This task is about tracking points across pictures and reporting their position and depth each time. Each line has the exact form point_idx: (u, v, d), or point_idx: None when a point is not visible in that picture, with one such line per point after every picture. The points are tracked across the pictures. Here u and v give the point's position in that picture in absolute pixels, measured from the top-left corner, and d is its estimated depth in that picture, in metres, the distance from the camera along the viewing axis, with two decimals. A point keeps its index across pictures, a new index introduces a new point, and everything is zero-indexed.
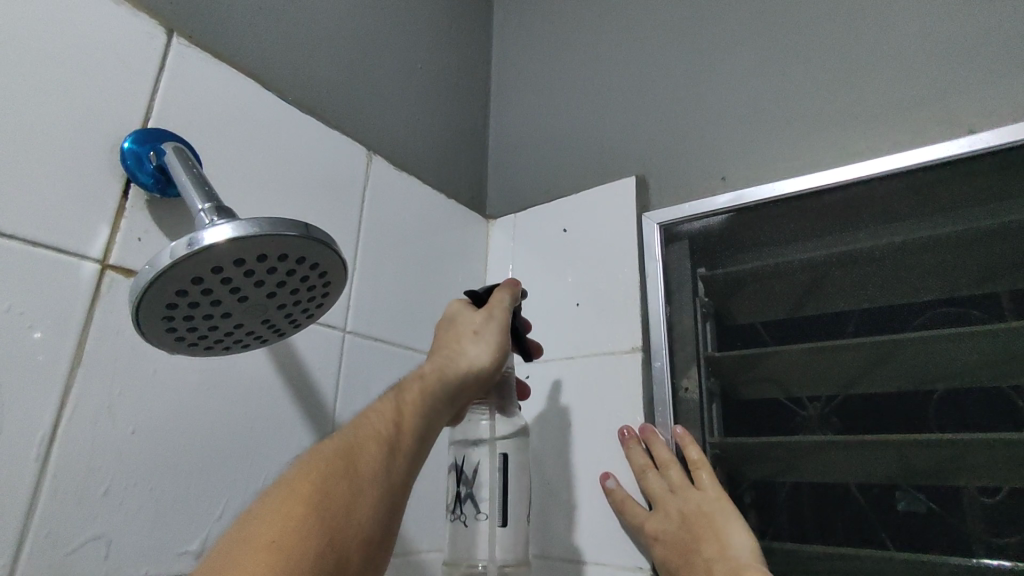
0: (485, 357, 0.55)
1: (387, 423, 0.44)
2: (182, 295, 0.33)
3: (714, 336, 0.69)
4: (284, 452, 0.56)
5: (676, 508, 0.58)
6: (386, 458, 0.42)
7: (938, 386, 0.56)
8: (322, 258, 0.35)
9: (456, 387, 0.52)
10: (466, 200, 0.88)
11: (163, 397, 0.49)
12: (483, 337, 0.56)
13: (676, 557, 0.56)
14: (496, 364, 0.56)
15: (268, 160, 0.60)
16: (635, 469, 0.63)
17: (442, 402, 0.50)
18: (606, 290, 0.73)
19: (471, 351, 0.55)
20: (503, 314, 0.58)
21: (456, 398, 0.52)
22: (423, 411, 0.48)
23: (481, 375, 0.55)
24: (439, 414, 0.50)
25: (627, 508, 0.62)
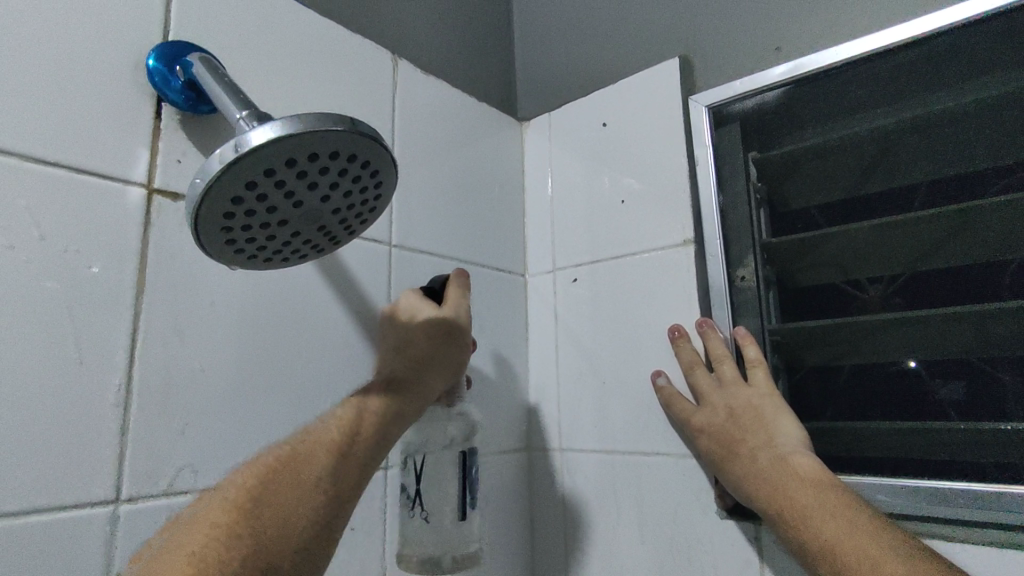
0: (458, 361, 0.51)
1: (341, 436, 0.43)
2: (238, 202, 0.32)
3: (768, 223, 0.66)
4: (346, 365, 0.57)
5: (724, 403, 0.58)
6: (332, 470, 0.41)
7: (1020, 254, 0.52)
8: (372, 154, 0.34)
9: (424, 392, 0.49)
10: (498, 104, 0.84)
11: (227, 318, 0.50)
12: (455, 338, 0.51)
13: (721, 449, 0.57)
14: (463, 369, 0.53)
15: (292, 73, 0.57)
16: (684, 365, 0.63)
17: (408, 408, 0.47)
18: (652, 183, 0.70)
19: (444, 353, 0.50)
20: (469, 323, 0.52)
21: (422, 404, 0.49)
22: (385, 424, 0.45)
23: (451, 376, 0.51)
24: (402, 424, 0.47)
25: (675, 402, 0.62)
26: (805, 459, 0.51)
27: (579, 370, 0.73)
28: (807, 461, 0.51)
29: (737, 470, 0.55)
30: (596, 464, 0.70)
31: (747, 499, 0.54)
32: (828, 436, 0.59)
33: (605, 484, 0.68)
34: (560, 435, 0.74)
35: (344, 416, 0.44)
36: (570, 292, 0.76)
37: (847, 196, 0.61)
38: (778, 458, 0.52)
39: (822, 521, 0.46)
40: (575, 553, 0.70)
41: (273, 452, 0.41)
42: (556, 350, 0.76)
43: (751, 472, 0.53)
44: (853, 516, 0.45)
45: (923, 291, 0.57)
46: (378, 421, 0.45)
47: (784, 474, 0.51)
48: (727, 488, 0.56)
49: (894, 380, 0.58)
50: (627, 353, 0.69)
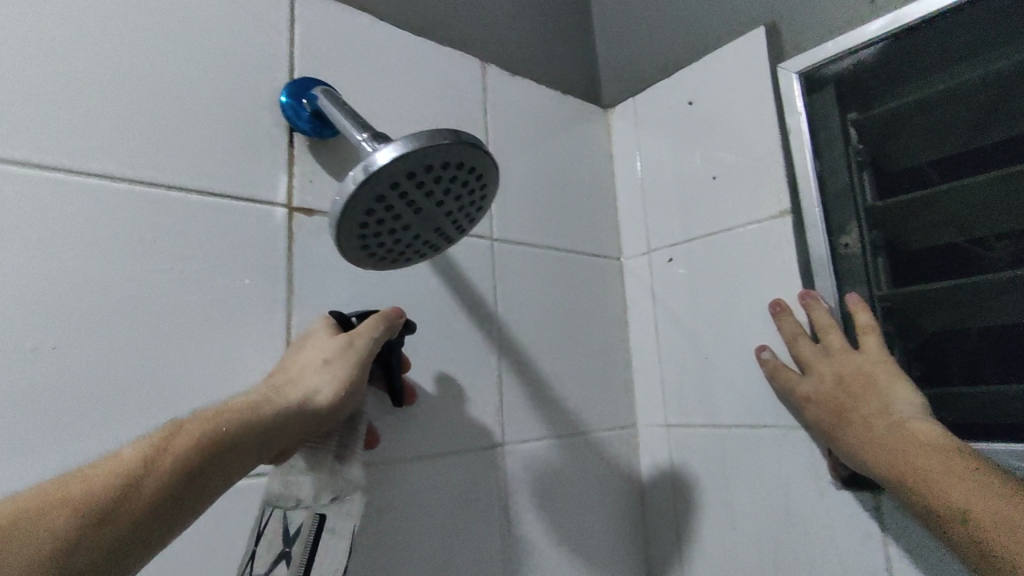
0: (326, 392, 0.41)
1: (117, 476, 0.31)
2: (370, 214, 0.38)
3: (874, 185, 0.63)
4: (462, 351, 0.63)
5: (831, 370, 0.57)
6: (83, 526, 0.29)
7: None
8: (476, 159, 0.38)
9: (269, 428, 0.37)
10: (582, 94, 0.86)
11: (359, 314, 0.56)
12: (332, 365, 0.43)
13: (832, 418, 0.56)
14: (342, 401, 0.42)
15: (395, 92, 0.63)
16: (787, 336, 0.62)
17: (237, 449, 0.36)
18: (742, 157, 0.69)
19: (314, 380, 0.42)
20: (369, 345, 0.45)
21: (265, 445, 0.37)
22: (201, 459, 0.34)
23: (318, 414, 0.41)
24: (234, 464, 0.36)
25: (780, 374, 0.62)
26: (925, 424, 0.50)
27: (680, 347, 0.74)
28: (925, 426, 0.49)
29: (851, 439, 0.54)
30: (702, 437, 0.71)
31: (862, 468, 0.53)
32: (955, 403, 0.56)
33: (714, 457, 0.69)
34: (666, 412, 0.75)
35: (138, 448, 0.33)
36: (665, 271, 0.76)
37: (961, 150, 0.57)
38: (893, 423, 0.51)
39: (946, 489, 0.44)
40: (689, 527, 0.71)
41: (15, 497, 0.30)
42: (654, 328, 0.77)
43: (864, 437, 0.53)
44: (980, 483, 0.43)
45: None
46: (189, 455, 0.34)
47: (901, 440, 0.50)
48: (841, 455, 0.56)
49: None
50: (728, 328, 0.70)
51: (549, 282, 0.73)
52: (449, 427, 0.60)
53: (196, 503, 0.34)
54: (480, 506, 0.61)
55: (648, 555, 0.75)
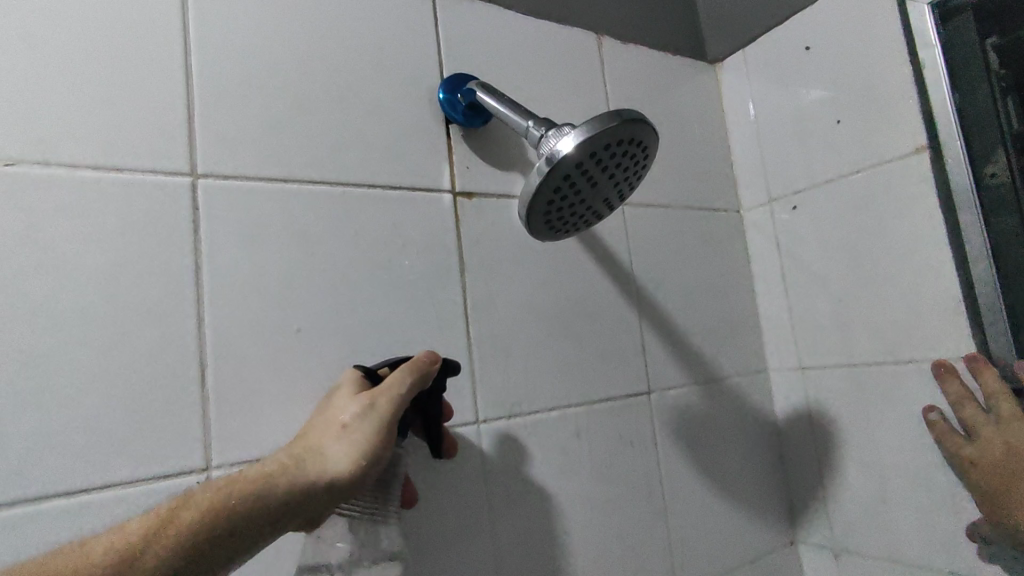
0: (342, 464, 0.39)
1: (119, 553, 0.33)
2: (556, 194, 0.44)
3: (1020, 110, 0.60)
4: (606, 312, 0.67)
5: (1001, 439, 0.56)
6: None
7: None
8: (644, 134, 0.43)
9: (273, 506, 0.36)
10: (689, 53, 0.87)
11: (518, 284, 0.62)
12: (351, 432, 0.40)
13: (1003, 487, 0.56)
14: (361, 477, 0.39)
15: (525, 77, 0.67)
16: (951, 400, 0.61)
17: (240, 527, 0.35)
18: (872, 98, 0.68)
19: (330, 450, 0.39)
20: (392, 406, 0.42)
21: (272, 521, 0.36)
22: (206, 542, 0.34)
23: (333, 486, 0.38)
24: (240, 542, 0.35)
25: (945, 438, 0.61)
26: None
27: (813, 294, 0.75)
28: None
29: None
30: (844, 379, 0.72)
31: None
32: None
33: (859, 398, 0.71)
34: (800, 357, 0.77)
35: (150, 520, 0.34)
36: (791, 220, 0.77)
37: None
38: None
39: None
40: (832, 466, 0.73)
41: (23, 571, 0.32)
42: (784, 277, 0.78)
43: None
44: None
45: None
46: (194, 531, 0.34)
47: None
48: (1010, 531, 0.56)
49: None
50: (864, 271, 0.70)
51: (673, 242, 0.76)
52: (602, 381, 0.66)
53: None
54: (635, 450, 0.66)
55: (790, 495, 0.78)
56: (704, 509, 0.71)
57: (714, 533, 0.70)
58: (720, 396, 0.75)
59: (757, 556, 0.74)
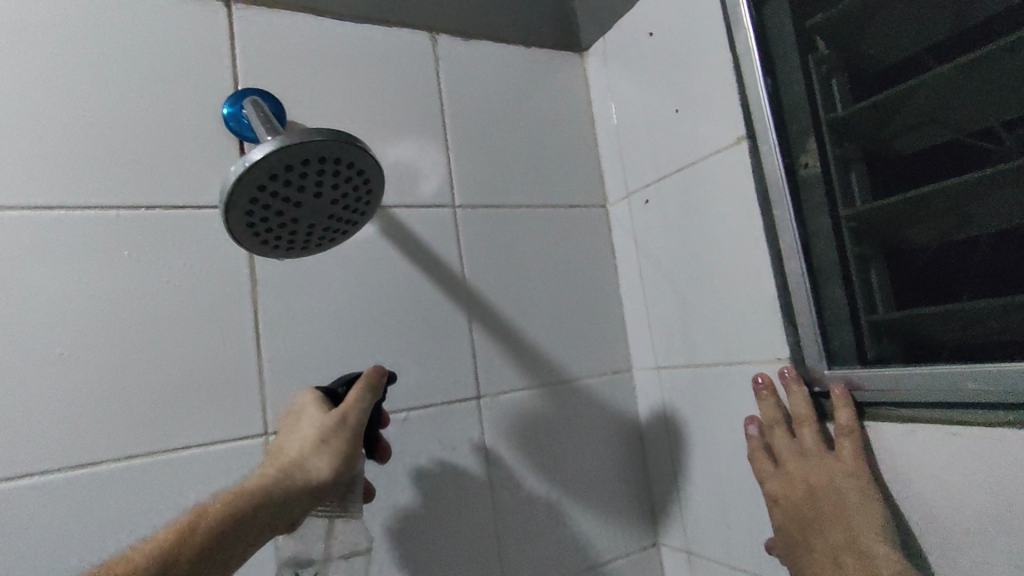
0: (322, 474, 0.45)
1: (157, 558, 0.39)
2: (255, 214, 0.44)
3: (848, 92, 0.58)
4: (432, 317, 0.67)
5: (801, 476, 0.54)
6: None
7: None
8: (339, 152, 0.42)
9: (268, 515, 0.44)
10: (557, 42, 0.84)
11: (325, 295, 0.62)
12: (324, 446, 0.46)
13: (798, 529, 0.53)
14: (337, 481, 0.46)
15: (344, 83, 0.67)
16: (766, 424, 0.58)
17: (243, 532, 0.43)
18: (700, 87, 0.65)
19: (308, 463, 0.45)
20: (359, 418, 0.48)
21: (267, 524, 0.44)
22: (214, 549, 0.41)
23: (315, 494, 0.45)
24: (246, 542, 0.43)
25: (757, 463, 0.59)
26: (895, 570, 0.46)
27: (663, 291, 0.73)
28: (895, 570, 0.45)
29: (815, 559, 0.51)
30: (691, 379, 0.70)
31: None
32: (924, 325, 0.52)
33: (702, 398, 0.69)
34: (656, 356, 0.75)
35: (173, 530, 0.41)
36: (645, 215, 0.75)
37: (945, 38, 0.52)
38: (861, 559, 0.47)
39: None
40: (683, 467, 0.72)
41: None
42: (642, 274, 0.76)
43: (832, 567, 0.50)
44: None
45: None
46: (209, 539, 0.41)
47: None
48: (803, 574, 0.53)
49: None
50: (700, 268, 0.67)
51: (523, 241, 0.75)
52: (423, 386, 0.66)
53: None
54: (459, 455, 0.66)
55: (652, 496, 0.77)
56: (543, 513, 0.70)
57: (554, 536, 0.70)
58: (569, 399, 0.74)
59: (607, 559, 0.73)
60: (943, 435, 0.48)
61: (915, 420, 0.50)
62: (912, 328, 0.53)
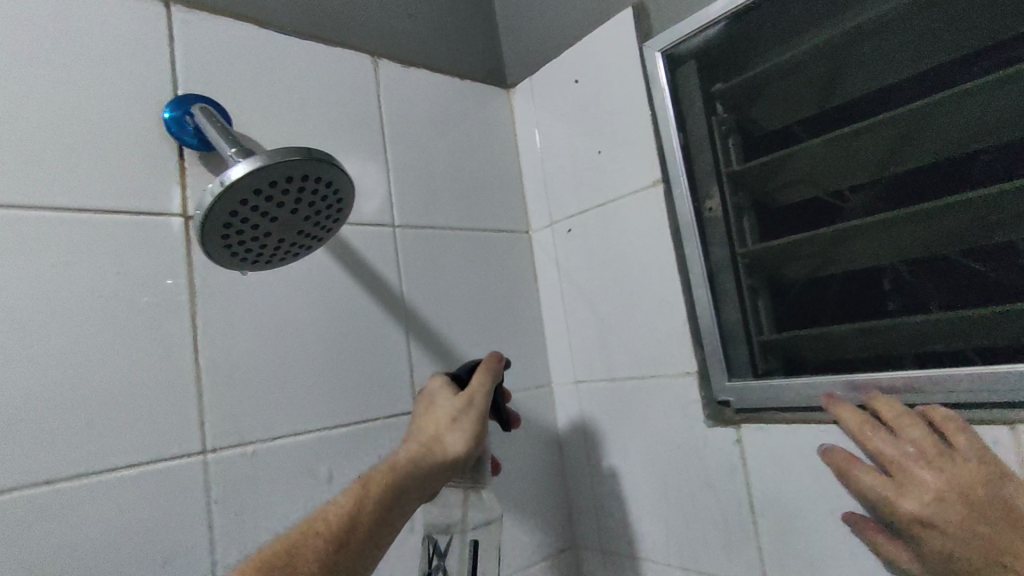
0: (460, 447, 0.52)
1: (347, 513, 0.46)
2: (230, 228, 0.44)
3: (738, 150, 0.69)
4: (372, 332, 0.68)
5: (942, 478, 0.46)
6: (330, 558, 0.44)
7: (977, 145, 0.53)
8: (323, 172, 0.43)
9: (421, 480, 0.50)
10: (486, 76, 0.90)
11: (266, 307, 0.61)
12: (459, 425, 0.53)
13: (960, 538, 0.44)
14: (470, 454, 0.52)
15: (288, 97, 0.67)
16: (854, 424, 0.53)
17: (405, 494, 0.49)
18: (622, 132, 0.74)
19: (447, 438, 0.52)
20: (483, 403, 0.54)
21: (420, 489, 0.50)
22: (385, 506, 0.48)
23: (453, 465, 0.52)
24: (408, 500, 0.49)
25: (879, 479, 0.50)
26: None
27: (583, 310, 0.80)
28: None
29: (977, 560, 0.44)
30: (607, 389, 0.78)
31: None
32: (800, 344, 0.64)
33: (617, 407, 0.76)
34: (575, 370, 0.82)
35: (353, 492, 0.47)
36: (567, 241, 0.82)
37: (813, 113, 0.63)
38: None
39: None
40: (599, 472, 0.79)
41: (286, 533, 0.45)
42: (563, 295, 0.83)
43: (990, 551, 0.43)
44: None
45: (896, 193, 0.58)
46: (381, 500, 0.47)
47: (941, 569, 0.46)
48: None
49: (875, 282, 0.60)
50: (620, 291, 0.76)
51: (456, 260, 0.79)
52: (364, 400, 0.66)
53: (387, 532, 0.48)
54: None
55: (569, 500, 0.83)
56: None
57: None
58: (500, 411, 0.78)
59: (529, 561, 0.77)
60: (815, 436, 0.59)
61: (795, 424, 0.60)
62: (792, 348, 0.64)
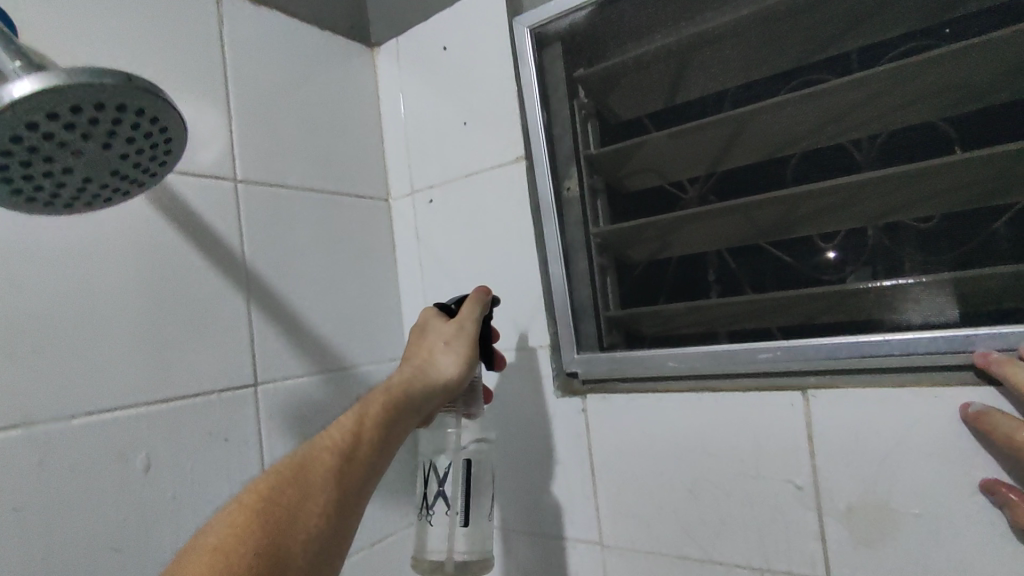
0: (454, 368, 0.56)
1: (350, 432, 0.48)
2: (12, 159, 0.35)
3: (596, 135, 0.72)
4: (205, 298, 0.61)
5: None
6: (340, 470, 0.46)
7: (792, 150, 0.61)
8: (145, 102, 0.36)
9: (418, 400, 0.53)
10: (347, 30, 0.84)
11: (66, 264, 0.52)
12: (452, 347, 0.57)
13: None
14: (464, 373, 0.57)
15: (102, 17, 0.57)
16: None
17: (401, 415, 0.52)
18: (489, 106, 0.74)
19: (441, 360, 0.56)
20: (473, 326, 0.58)
21: (417, 408, 0.53)
22: (384, 428, 0.50)
23: (449, 383, 0.56)
24: (405, 422, 0.52)
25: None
26: None
27: (440, 282, 0.79)
28: None
29: None
30: None
31: None
32: (641, 320, 0.69)
33: None
34: None
35: (353, 417, 0.49)
36: (428, 212, 0.80)
37: (663, 108, 0.69)
38: None
39: None
40: None
41: (293, 454, 0.46)
42: (422, 267, 0.81)
43: None
44: None
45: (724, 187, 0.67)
46: (378, 423, 0.50)
47: None
48: None
49: (704, 263, 0.69)
50: (479, 264, 0.76)
51: (307, 224, 0.73)
52: (192, 374, 0.59)
53: (388, 454, 0.50)
54: (229, 447, 0.61)
55: None
56: None
57: None
58: (346, 387, 0.74)
59: (374, 539, 0.74)
60: (650, 403, 0.64)
61: (633, 393, 0.65)
62: (634, 323, 0.70)
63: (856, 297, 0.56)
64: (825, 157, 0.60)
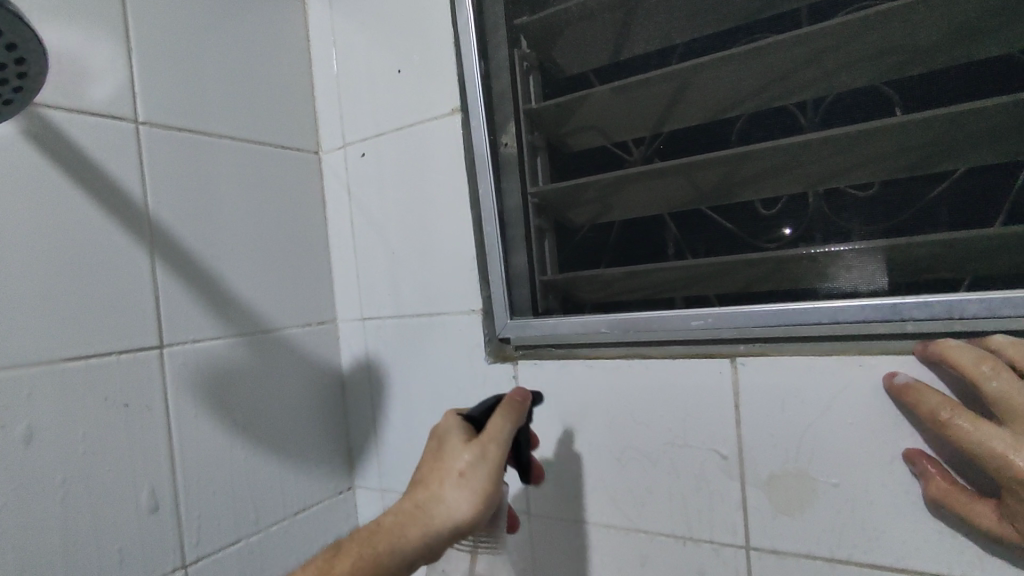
0: (465, 513, 0.47)
1: None
2: None
3: (538, 89, 0.68)
4: (99, 253, 0.55)
5: None
6: None
7: (735, 110, 0.58)
8: None
9: (410, 546, 0.45)
10: None
11: None
12: (466, 481, 0.48)
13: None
14: (476, 519, 0.48)
15: None
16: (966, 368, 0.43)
17: (385, 569, 0.45)
18: (425, 53, 0.69)
19: (450, 499, 0.47)
20: (498, 449, 0.49)
21: (410, 559, 0.46)
22: None
23: (456, 530, 0.47)
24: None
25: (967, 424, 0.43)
26: None
27: (372, 242, 0.75)
28: None
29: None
30: (394, 327, 0.74)
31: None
32: (578, 285, 0.66)
33: (402, 345, 0.73)
34: (362, 306, 0.77)
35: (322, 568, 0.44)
36: (360, 167, 0.75)
37: (609, 64, 0.64)
38: None
39: None
40: (381, 413, 0.76)
41: None
42: (353, 225, 0.77)
43: None
44: None
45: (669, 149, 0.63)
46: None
47: None
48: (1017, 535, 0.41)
49: (645, 229, 0.66)
50: (411, 224, 0.72)
51: (225, 174, 0.67)
52: (83, 334, 0.54)
53: None
54: (130, 413, 0.57)
55: (348, 440, 0.79)
56: (229, 471, 0.65)
57: (245, 489, 0.66)
58: (268, 351, 0.70)
59: (300, 506, 0.72)
60: (580, 370, 0.62)
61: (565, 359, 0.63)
62: (570, 288, 0.67)
63: (790, 264, 0.55)
64: (770, 118, 0.57)
